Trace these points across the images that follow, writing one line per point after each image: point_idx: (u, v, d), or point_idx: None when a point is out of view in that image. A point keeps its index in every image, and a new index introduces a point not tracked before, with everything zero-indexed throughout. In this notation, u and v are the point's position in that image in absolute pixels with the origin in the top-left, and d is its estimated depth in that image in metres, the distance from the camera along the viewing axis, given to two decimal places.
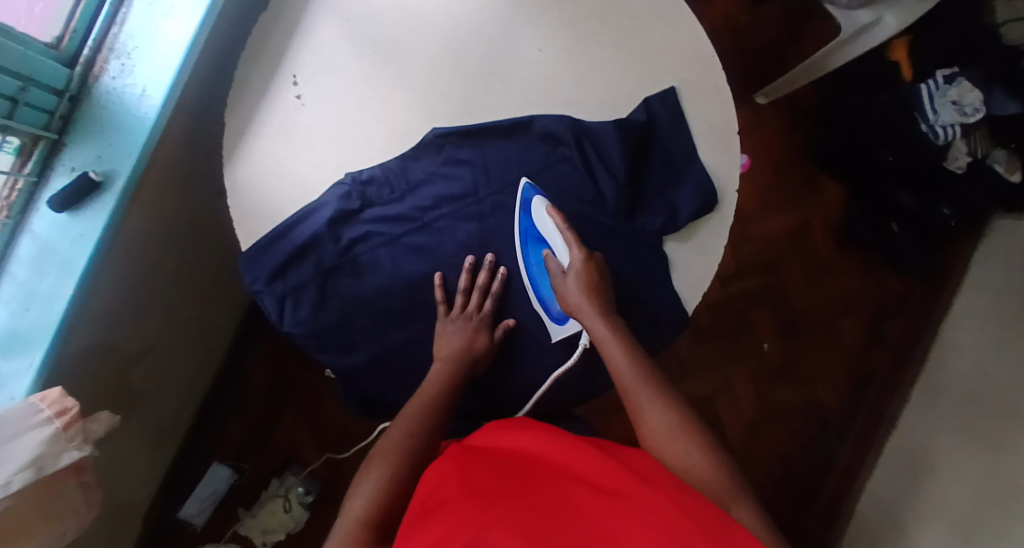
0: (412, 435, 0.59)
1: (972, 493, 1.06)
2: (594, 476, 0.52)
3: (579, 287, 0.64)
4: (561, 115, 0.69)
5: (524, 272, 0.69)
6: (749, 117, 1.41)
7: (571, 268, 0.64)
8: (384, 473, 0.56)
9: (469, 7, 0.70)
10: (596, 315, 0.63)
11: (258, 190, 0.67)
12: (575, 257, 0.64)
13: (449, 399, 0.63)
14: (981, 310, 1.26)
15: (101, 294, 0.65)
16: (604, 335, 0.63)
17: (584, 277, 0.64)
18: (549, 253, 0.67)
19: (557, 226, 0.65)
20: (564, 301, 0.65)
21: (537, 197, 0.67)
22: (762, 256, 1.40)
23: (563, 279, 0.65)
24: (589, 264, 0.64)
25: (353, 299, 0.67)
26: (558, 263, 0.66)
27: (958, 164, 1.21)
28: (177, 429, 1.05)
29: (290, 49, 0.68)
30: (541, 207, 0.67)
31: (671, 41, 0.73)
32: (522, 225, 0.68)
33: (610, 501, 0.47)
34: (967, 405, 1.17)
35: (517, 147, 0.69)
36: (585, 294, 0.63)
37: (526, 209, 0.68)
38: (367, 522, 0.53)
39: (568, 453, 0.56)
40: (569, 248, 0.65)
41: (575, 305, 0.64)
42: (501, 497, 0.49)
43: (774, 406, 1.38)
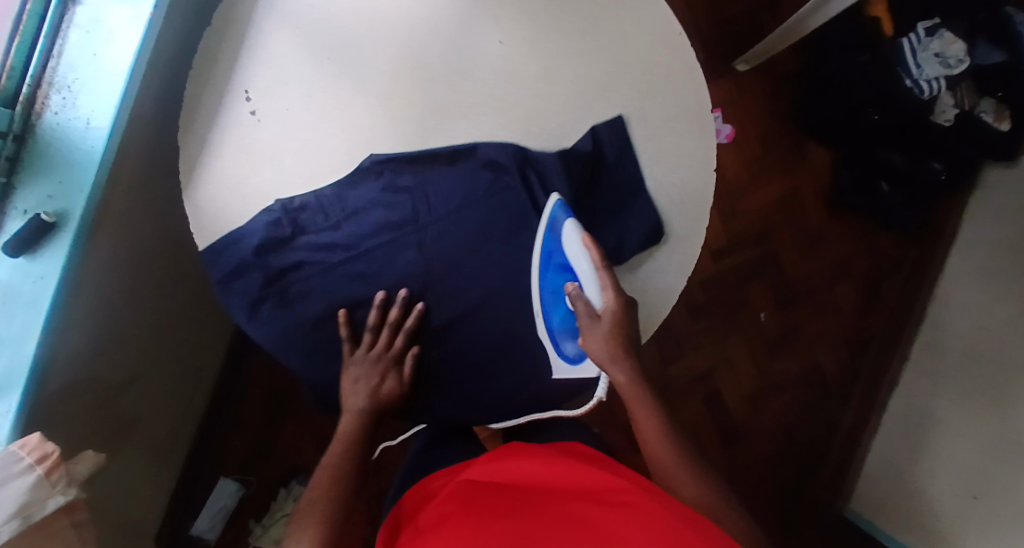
0: (338, 473, 0.60)
1: (981, 448, 1.07)
2: (592, 491, 0.52)
3: (611, 334, 0.61)
4: (506, 143, 0.66)
5: (536, 297, 0.66)
6: (730, 87, 1.37)
7: (605, 312, 0.61)
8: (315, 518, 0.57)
9: (424, 4, 0.67)
10: (622, 368, 0.62)
11: (222, 212, 0.63)
12: (609, 302, 0.61)
13: (368, 424, 0.63)
14: (976, 266, 1.26)
15: (77, 330, 0.63)
16: (624, 387, 0.63)
17: (614, 322, 0.61)
18: (574, 286, 0.63)
19: (592, 263, 0.61)
20: (588, 345, 0.63)
21: (571, 222, 0.63)
22: (754, 228, 1.38)
23: (592, 321, 0.62)
24: (622, 310, 0.61)
25: (289, 327, 0.64)
26: (586, 300, 0.62)
27: (946, 116, 1.21)
28: (178, 451, 1.05)
29: (240, 63, 0.64)
30: (573, 234, 0.62)
31: (637, 23, 0.71)
32: (545, 247, 0.65)
33: (608, 510, 0.47)
34: (969, 362, 1.17)
35: (461, 173, 0.66)
36: (616, 345, 0.62)
37: (552, 229, 0.65)
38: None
39: (567, 473, 0.56)
40: (604, 289, 0.61)
41: (600, 352, 0.62)
42: (499, 512, 0.50)
43: (775, 377, 1.37)
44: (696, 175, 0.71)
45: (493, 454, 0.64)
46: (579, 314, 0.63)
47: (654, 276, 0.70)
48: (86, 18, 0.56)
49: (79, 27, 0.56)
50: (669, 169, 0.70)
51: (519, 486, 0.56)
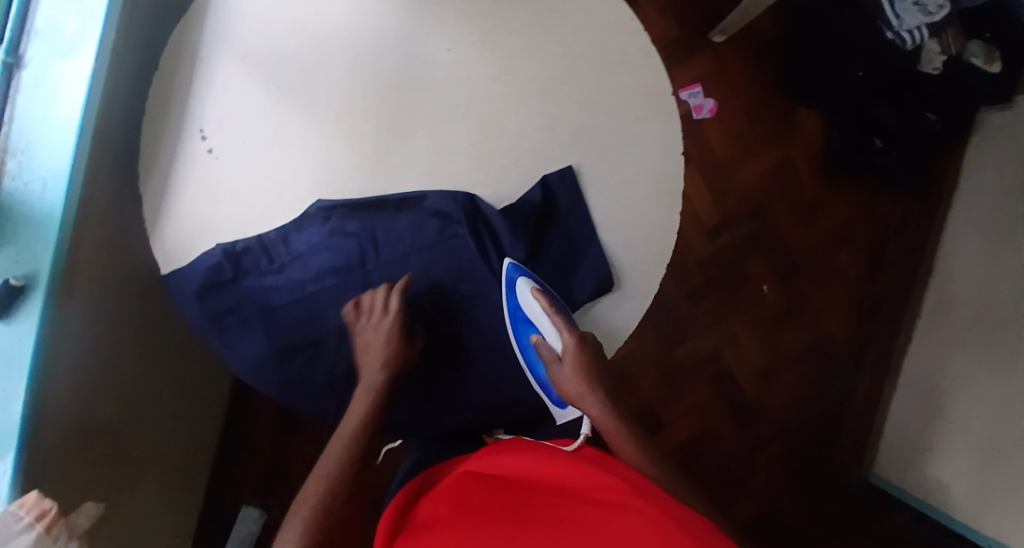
0: (327, 491, 0.58)
1: (1000, 399, 1.05)
2: (589, 491, 0.51)
3: (576, 373, 0.63)
4: (456, 192, 0.66)
5: (519, 356, 0.68)
6: (710, 62, 1.32)
7: (567, 352, 0.64)
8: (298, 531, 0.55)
9: (369, 20, 0.66)
10: (596, 402, 0.64)
11: (189, 251, 0.64)
12: (569, 342, 0.64)
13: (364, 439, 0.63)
14: (981, 215, 1.23)
15: (67, 384, 0.62)
16: (604, 422, 0.64)
17: (579, 362, 0.63)
18: (539, 337, 0.66)
19: (545, 310, 0.64)
20: (561, 389, 0.65)
21: (521, 278, 0.66)
22: (749, 201, 1.34)
23: (560, 366, 0.65)
24: (582, 347, 0.64)
25: (238, 363, 0.67)
26: (551, 349, 0.65)
27: (934, 64, 1.18)
28: (196, 483, 1.06)
29: (191, 102, 0.64)
30: (525, 290, 0.65)
31: (587, 13, 0.69)
32: (509, 307, 0.66)
33: (605, 513, 0.47)
34: (981, 315, 1.15)
35: (410, 220, 0.67)
36: (585, 382, 0.63)
37: (511, 290, 0.66)
38: None
39: (563, 471, 0.55)
40: (559, 331, 0.64)
41: (573, 391, 0.64)
42: (494, 517, 0.48)
43: (784, 350, 1.34)
44: (662, 159, 0.71)
45: (482, 453, 0.63)
46: (550, 363, 0.65)
47: (633, 270, 0.70)
48: (31, 80, 0.56)
49: (26, 88, 0.56)
50: (637, 158, 0.70)
51: (517, 487, 0.54)
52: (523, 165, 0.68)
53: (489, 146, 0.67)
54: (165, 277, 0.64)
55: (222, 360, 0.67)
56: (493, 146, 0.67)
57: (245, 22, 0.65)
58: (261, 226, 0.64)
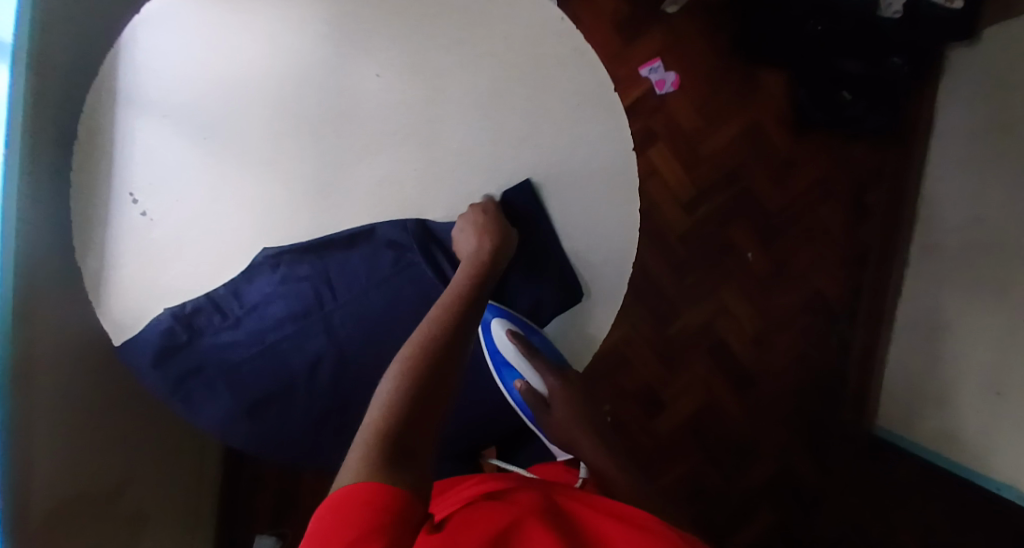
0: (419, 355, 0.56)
1: (999, 338, 1.03)
2: (602, 503, 0.57)
3: (563, 412, 0.72)
4: (405, 220, 0.66)
5: (509, 397, 0.73)
6: (663, 33, 1.28)
7: (552, 395, 0.72)
8: (381, 405, 0.52)
9: (287, 57, 0.64)
10: (588, 442, 0.72)
11: (141, 317, 0.63)
12: (552, 385, 0.71)
13: (453, 328, 0.60)
14: (959, 152, 1.20)
15: (43, 466, 0.61)
16: (599, 464, 0.70)
17: (567, 403, 0.72)
18: (522, 383, 0.71)
19: (524, 357, 0.69)
20: (554, 431, 0.73)
21: (497, 321, 0.71)
22: (722, 168, 1.30)
23: (549, 410, 0.72)
24: (565, 388, 0.72)
25: (208, 424, 0.66)
26: (538, 392, 0.71)
27: (895, 8, 1.15)
28: (205, 522, 1.04)
29: (117, 166, 0.63)
30: (503, 337, 0.70)
31: (514, 19, 0.67)
32: (490, 354, 0.72)
33: (621, 525, 0.52)
34: (970, 255, 1.13)
35: (362, 256, 0.66)
36: (573, 424, 0.73)
37: (489, 337, 0.71)
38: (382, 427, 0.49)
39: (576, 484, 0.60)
40: (542, 377, 0.70)
41: (566, 429, 0.72)
42: (536, 513, 0.53)
43: (777, 313, 1.30)
44: (611, 159, 0.69)
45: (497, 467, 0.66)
46: (539, 407, 0.72)
47: (597, 273, 0.70)
48: None
49: None
50: (586, 160, 0.69)
51: (549, 490, 0.59)
52: (469, 182, 0.67)
53: (432, 168, 0.66)
54: (119, 345, 0.63)
55: (191, 423, 0.66)
56: (437, 167, 0.66)
57: (158, 77, 0.62)
58: (209, 283, 0.63)
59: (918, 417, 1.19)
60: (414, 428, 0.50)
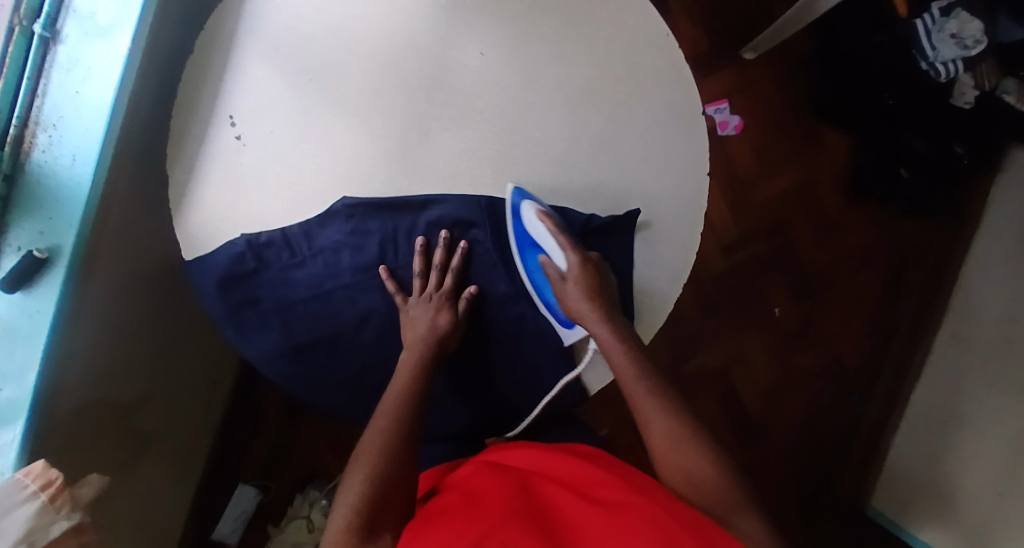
0: (387, 439, 0.59)
1: (1010, 440, 1.00)
2: (590, 489, 0.56)
3: (579, 289, 0.66)
4: (478, 197, 0.67)
5: (527, 280, 0.70)
6: (737, 76, 1.31)
7: (570, 271, 0.67)
8: (347, 509, 0.54)
9: (400, 19, 0.67)
10: (599, 319, 0.66)
11: (211, 237, 0.65)
12: (574, 261, 0.67)
13: (409, 420, 0.60)
14: (1005, 247, 1.18)
15: (78, 360, 0.62)
16: (609, 341, 0.65)
17: (582, 279, 0.67)
18: (545, 258, 0.69)
19: (551, 231, 0.66)
20: (568, 308, 0.68)
21: (527, 202, 0.66)
22: (769, 218, 1.31)
23: (564, 284, 0.68)
24: (585, 265, 0.67)
25: (254, 354, 0.67)
26: (556, 268, 0.68)
27: (967, 98, 1.15)
28: (198, 458, 1.00)
29: (223, 89, 0.66)
30: (531, 213, 0.66)
31: (621, 25, 0.70)
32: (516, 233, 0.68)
33: (606, 511, 0.52)
34: (996, 352, 1.10)
35: (429, 223, 0.67)
36: (585, 300, 0.66)
37: (516, 215, 0.67)
38: (348, 525, 0.53)
39: (565, 469, 0.60)
40: (564, 252, 0.67)
41: (578, 309, 0.66)
42: (507, 513, 0.52)
43: (793, 372, 1.30)
44: (686, 176, 0.70)
45: (493, 451, 0.66)
46: (554, 282, 0.69)
47: (650, 285, 0.70)
48: (67, 56, 0.57)
49: (59, 67, 0.57)
50: (660, 173, 0.70)
51: (537, 481, 0.58)
52: (543, 172, 0.68)
53: (512, 151, 0.67)
54: (189, 259, 0.65)
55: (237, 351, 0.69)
56: (516, 152, 0.67)
57: (281, 13, 0.66)
58: (284, 220, 0.65)
59: (916, 504, 1.16)
60: (382, 513, 0.54)
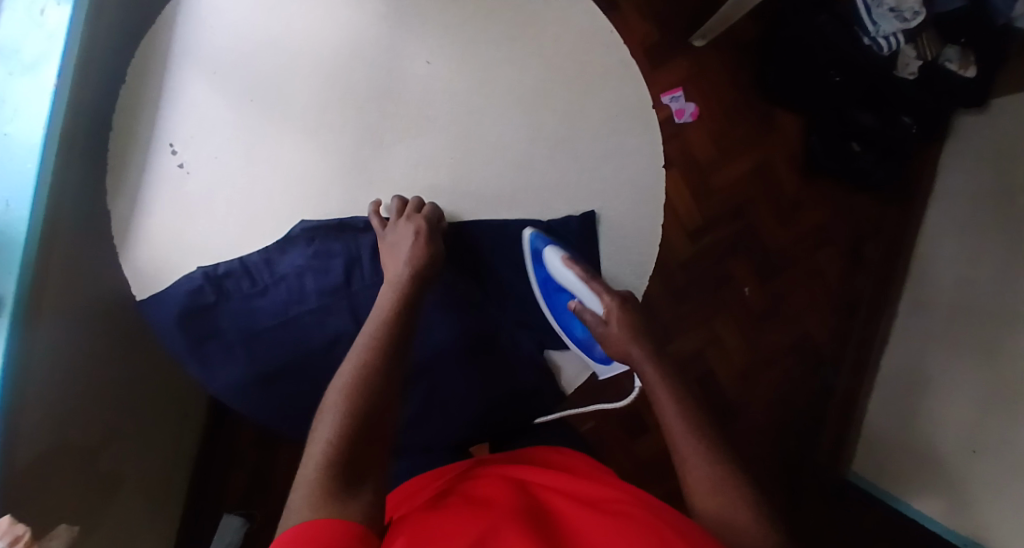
0: (365, 375, 0.57)
1: (976, 402, 1.03)
2: (584, 497, 0.57)
3: (622, 329, 0.65)
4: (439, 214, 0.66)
5: (556, 323, 0.70)
6: (689, 64, 1.32)
7: (610, 314, 0.65)
8: (321, 453, 0.52)
9: (343, 34, 0.65)
10: (643, 352, 0.65)
11: (163, 268, 0.63)
12: (610, 305, 0.65)
13: (389, 356, 0.59)
14: (958, 215, 1.21)
15: (32, 411, 0.59)
16: (650, 371, 0.65)
17: (623, 319, 0.65)
18: (577, 304, 0.67)
19: (580, 277, 0.65)
20: (610, 348, 0.66)
21: (548, 247, 0.66)
22: (730, 201, 1.33)
23: (605, 328, 0.66)
24: (622, 306, 0.65)
25: (221, 386, 0.66)
26: (593, 314, 0.66)
27: (910, 69, 1.18)
28: (173, 494, 0.97)
29: (162, 116, 0.64)
30: (554, 257, 0.66)
31: (567, 24, 0.69)
32: (541, 277, 0.69)
33: (602, 517, 0.52)
34: (959, 317, 1.12)
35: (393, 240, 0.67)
36: (629, 338, 0.65)
37: (539, 260, 0.68)
38: (328, 459, 0.51)
39: (556, 479, 0.60)
40: (599, 296, 0.65)
41: (625, 348, 0.65)
42: (507, 514, 0.53)
43: (766, 351, 1.32)
44: (643, 172, 0.70)
45: (479, 463, 0.66)
46: (593, 327, 0.66)
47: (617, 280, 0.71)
48: None
49: None
50: (617, 168, 0.70)
51: (533, 488, 0.59)
52: (500, 178, 0.67)
53: (466, 158, 0.67)
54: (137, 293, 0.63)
55: (202, 384, 0.67)
56: (472, 157, 0.67)
57: (216, 35, 0.64)
58: (240, 247, 0.63)
59: (892, 470, 1.18)
60: (361, 447, 0.53)
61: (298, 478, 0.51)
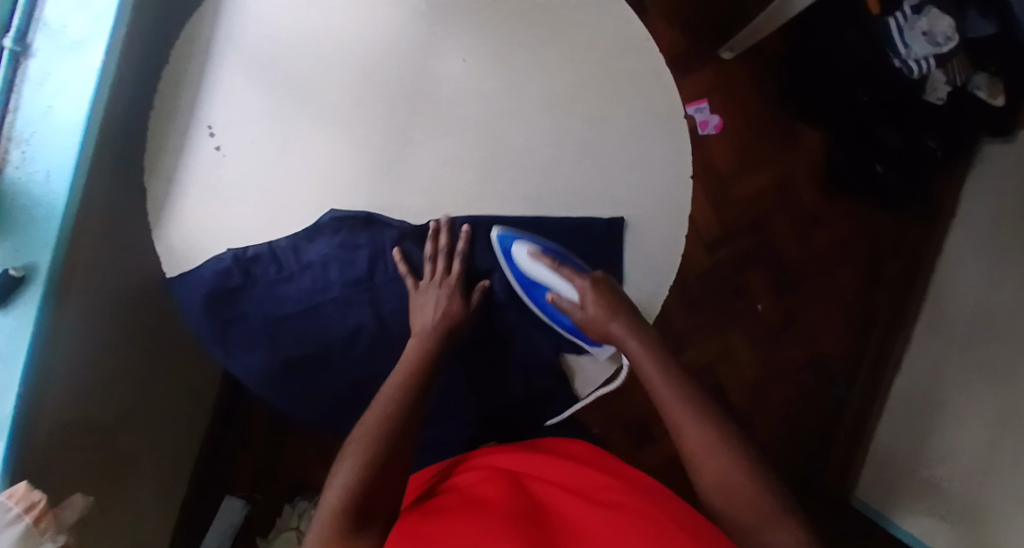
0: (384, 423, 0.58)
1: (988, 429, 1.02)
2: (584, 489, 0.57)
3: (599, 310, 0.66)
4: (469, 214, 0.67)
5: (543, 314, 0.71)
6: (716, 75, 1.33)
7: (585, 298, 0.66)
8: (338, 494, 0.53)
9: (382, 28, 0.66)
10: (626, 330, 0.65)
11: (194, 249, 0.64)
12: (583, 288, 0.67)
13: (410, 405, 0.59)
14: (978, 239, 1.20)
15: (56, 380, 0.60)
16: (637, 350, 0.65)
17: (598, 301, 0.66)
18: (555, 294, 0.68)
19: (549, 267, 0.67)
20: (593, 331, 0.67)
21: (516, 243, 0.67)
22: (749, 215, 1.33)
23: (584, 312, 0.67)
24: (596, 287, 0.66)
25: (243, 369, 0.67)
26: (570, 300, 0.68)
27: (938, 94, 1.17)
28: (182, 470, 0.98)
29: (201, 99, 0.65)
30: (524, 254, 0.67)
31: (602, 30, 0.70)
32: (516, 276, 0.69)
33: (604, 512, 0.53)
34: (974, 342, 1.11)
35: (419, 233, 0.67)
36: (608, 315, 0.65)
37: (510, 258, 0.68)
38: (342, 508, 0.52)
39: (555, 467, 0.60)
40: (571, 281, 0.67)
41: (604, 326, 0.66)
42: (500, 512, 0.53)
43: (776, 367, 1.32)
44: (670, 180, 0.70)
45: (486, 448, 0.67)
46: (573, 313, 0.68)
47: (637, 286, 0.71)
48: (38, 70, 0.56)
49: (31, 81, 0.56)
50: (642, 174, 0.70)
51: (529, 479, 0.59)
52: (527, 179, 0.68)
53: (496, 157, 0.67)
54: (169, 272, 0.64)
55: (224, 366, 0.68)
56: (501, 157, 0.67)
57: (256, 22, 0.65)
58: (269, 233, 0.64)
59: (899, 493, 1.17)
60: (374, 496, 0.53)
61: (314, 529, 0.52)
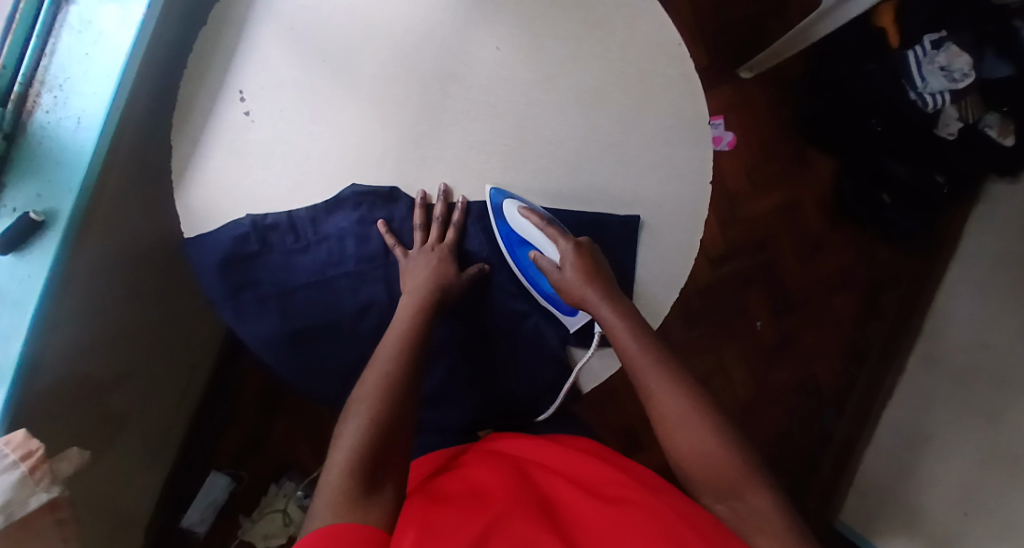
0: (387, 383, 0.57)
1: (973, 467, 1.03)
2: (592, 482, 0.57)
3: (576, 273, 0.66)
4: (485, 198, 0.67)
5: (522, 276, 0.70)
6: (733, 94, 1.34)
7: (566, 260, 0.66)
8: (343, 459, 0.52)
9: (421, 10, 0.67)
10: (602, 300, 0.64)
11: (214, 211, 0.64)
12: (566, 249, 0.66)
13: (411, 365, 0.59)
14: (977, 278, 1.22)
15: (64, 330, 0.60)
16: (611, 321, 0.64)
17: (578, 265, 0.66)
18: (538, 253, 0.68)
19: (537, 225, 0.66)
20: (568, 297, 0.67)
21: (508, 200, 0.66)
22: (755, 234, 1.34)
23: (560, 275, 0.66)
24: (577, 251, 0.66)
25: (251, 336, 0.66)
26: (550, 260, 0.67)
27: (949, 130, 1.17)
28: (171, 441, 0.97)
29: (234, 64, 0.65)
30: (514, 209, 0.66)
31: (636, 32, 0.70)
32: (502, 232, 0.68)
33: (612, 506, 0.53)
34: (966, 379, 1.12)
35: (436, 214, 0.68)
36: (583, 282, 0.65)
37: (500, 214, 0.67)
38: (348, 472, 0.51)
39: (565, 460, 0.61)
40: (555, 241, 0.66)
41: (580, 291, 0.65)
42: (505, 501, 0.53)
43: (769, 387, 1.32)
44: (689, 186, 0.71)
45: (490, 438, 0.67)
46: (550, 275, 0.67)
47: (648, 288, 0.71)
48: (78, 16, 0.56)
49: (70, 28, 0.56)
50: (662, 178, 0.70)
51: (538, 470, 0.59)
52: (548, 172, 0.68)
53: (520, 148, 0.68)
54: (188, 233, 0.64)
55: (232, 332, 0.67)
56: (526, 147, 0.68)
57: None
58: (290, 203, 0.64)
59: (881, 524, 1.18)
60: (381, 458, 0.53)
61: (320, 490, 0.51)
